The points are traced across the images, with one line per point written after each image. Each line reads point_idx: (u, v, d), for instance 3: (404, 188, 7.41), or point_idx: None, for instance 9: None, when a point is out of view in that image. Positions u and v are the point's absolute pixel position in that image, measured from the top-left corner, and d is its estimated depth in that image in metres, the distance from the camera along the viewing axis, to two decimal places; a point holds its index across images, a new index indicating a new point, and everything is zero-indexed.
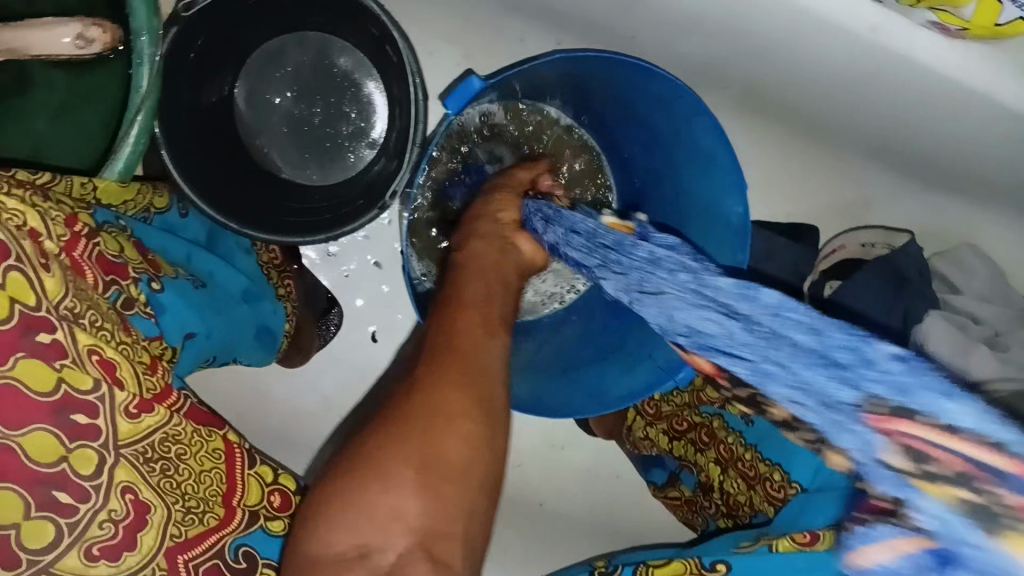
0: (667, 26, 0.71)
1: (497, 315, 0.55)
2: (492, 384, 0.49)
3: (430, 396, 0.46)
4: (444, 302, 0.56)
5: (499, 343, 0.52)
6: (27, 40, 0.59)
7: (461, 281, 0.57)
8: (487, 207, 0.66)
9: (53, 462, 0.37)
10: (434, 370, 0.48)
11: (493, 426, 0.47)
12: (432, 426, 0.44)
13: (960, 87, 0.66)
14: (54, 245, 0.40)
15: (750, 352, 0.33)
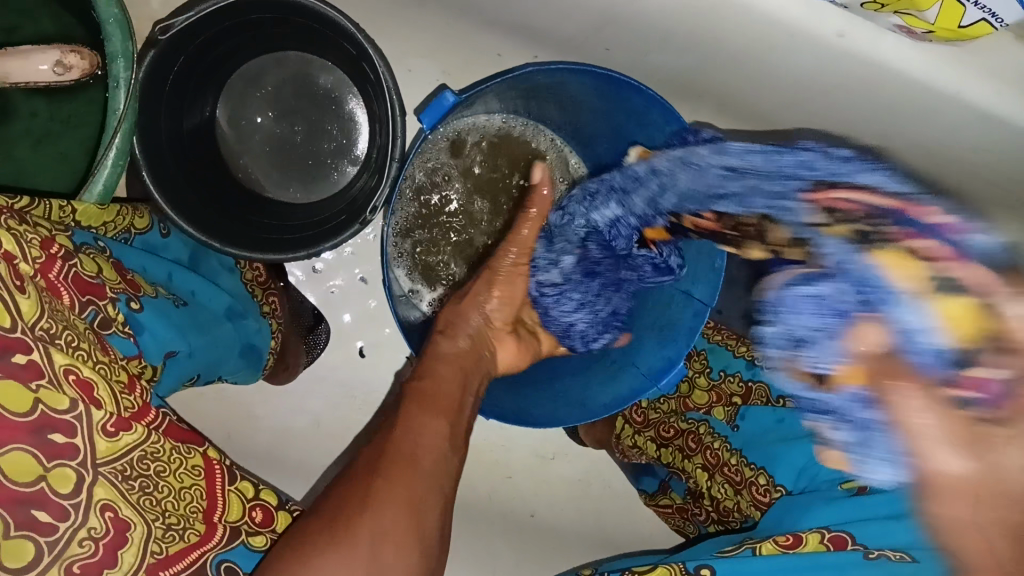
0: (636, 36, 0.72)
1: (461, 424, 0.54)
2: (436, 503, 0.46)
3: (381, 516, 0.41)
4: (415, 390, 0.54)
5: (457, 459, 0.51)
6: (5, 68, 0.59)
7: (437, 375, 0.57)
8: (482, 288, 0.66)
9: (31, 482, 0.37)
10: (390, 479, 0.44)
11: (425, 560, 0.43)
12: (377, 557, 0.40)
13: (931, 92, 0.66)
14: (29, 267, 0.41)
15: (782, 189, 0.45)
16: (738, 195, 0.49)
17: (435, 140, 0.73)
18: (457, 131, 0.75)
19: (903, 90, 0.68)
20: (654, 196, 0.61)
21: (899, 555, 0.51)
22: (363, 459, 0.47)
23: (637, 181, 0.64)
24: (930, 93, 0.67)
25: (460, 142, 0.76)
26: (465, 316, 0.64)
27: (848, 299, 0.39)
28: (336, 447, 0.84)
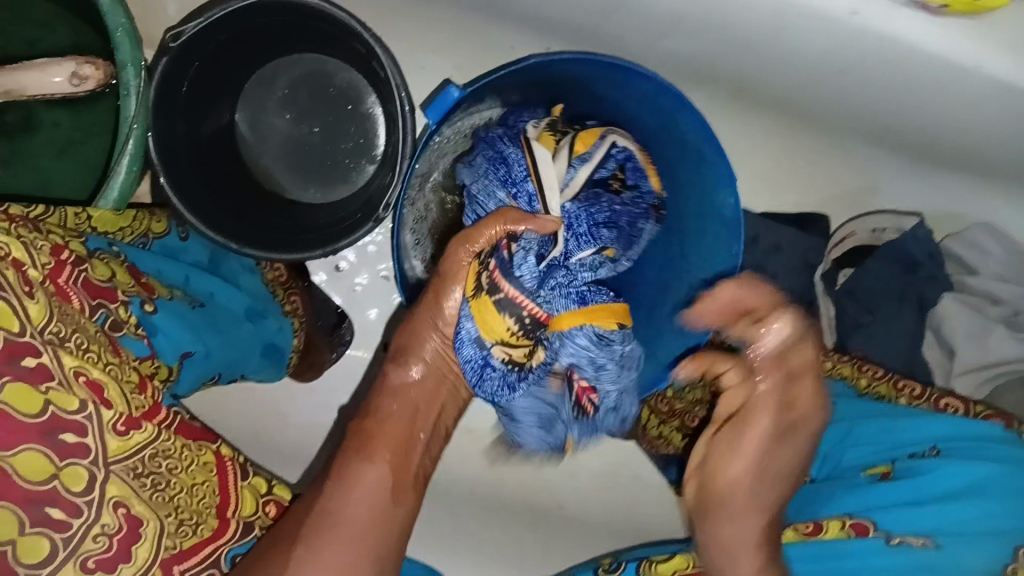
0: (646, 21, 0.71)
1: (411, 470, 0.57)
2: (368, 559, 0.49)
3: None
4: (362, 435, 0.58)
5: (400, 510, 0.54)
6: (20, 81, 0.61)
7: (384, 415, 0.59)
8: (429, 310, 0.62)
9: (45, 479, 0.38)
10: (308, 544, 0.47)
11: None
12: None
13: (950, 65, 0.65)
14: (38, 273, 0.42)
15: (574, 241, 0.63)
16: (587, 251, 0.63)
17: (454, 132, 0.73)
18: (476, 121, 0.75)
19: (922, 66, 0.66)
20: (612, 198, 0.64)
21: (921, 540, 0.51)
22: (293, 517, 0.50)
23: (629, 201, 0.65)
24: (949, 67, 0.65)
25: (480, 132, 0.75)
26: (413, 345, 0.62)
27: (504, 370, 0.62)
28: None
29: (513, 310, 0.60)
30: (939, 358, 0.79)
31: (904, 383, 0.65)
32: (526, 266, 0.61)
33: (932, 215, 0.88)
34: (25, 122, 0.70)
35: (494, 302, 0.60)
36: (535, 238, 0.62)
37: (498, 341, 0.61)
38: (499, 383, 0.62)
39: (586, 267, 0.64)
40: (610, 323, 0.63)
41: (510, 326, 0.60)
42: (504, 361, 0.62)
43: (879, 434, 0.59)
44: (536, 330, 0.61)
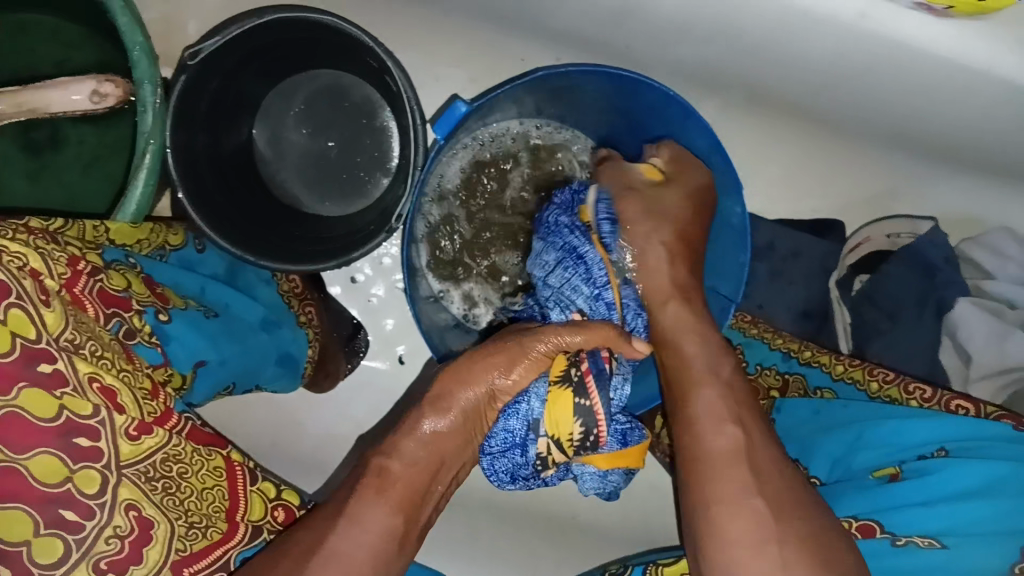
0: (653, 30, 0.72)
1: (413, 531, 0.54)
2: None
3: None
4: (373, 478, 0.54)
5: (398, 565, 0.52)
6: (47, 99, 0.65)
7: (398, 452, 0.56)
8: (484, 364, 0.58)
9: (59, 482, 0.40)
10: None
11: None
12: None
13: (958, 67, 0.65)
14: (54, 282, 0.43)
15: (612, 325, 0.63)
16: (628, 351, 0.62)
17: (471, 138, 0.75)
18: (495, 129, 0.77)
19: (932, 70, 0.66)
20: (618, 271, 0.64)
21: (927, 540, 0.52)
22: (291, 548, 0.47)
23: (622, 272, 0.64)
24: (957, 69, 0.65)
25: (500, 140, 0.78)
26: (455, 393, 0.57)
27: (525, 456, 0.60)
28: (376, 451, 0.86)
29: (590, 421, 0.57)
30: (958, 366, 0.77)
31: (915, 386, 0.64)
32: (618, 388, 0.58)
33: (950, 221, 0.87)
34: (51, 139, 0.72)
35: (574, 403, 0.57)
36: (627, 358, 0.61)
37: (554, 436, 0.58)
38: (508, 470, 0.62)
39: (633, 424, 0.63)
40: (635, 465, 0.63)
41: (574, 431, 0.57)
42: (539, 455, 0.60)
43: (886, 436, 0.59)
44: (585, 449, 0.58)
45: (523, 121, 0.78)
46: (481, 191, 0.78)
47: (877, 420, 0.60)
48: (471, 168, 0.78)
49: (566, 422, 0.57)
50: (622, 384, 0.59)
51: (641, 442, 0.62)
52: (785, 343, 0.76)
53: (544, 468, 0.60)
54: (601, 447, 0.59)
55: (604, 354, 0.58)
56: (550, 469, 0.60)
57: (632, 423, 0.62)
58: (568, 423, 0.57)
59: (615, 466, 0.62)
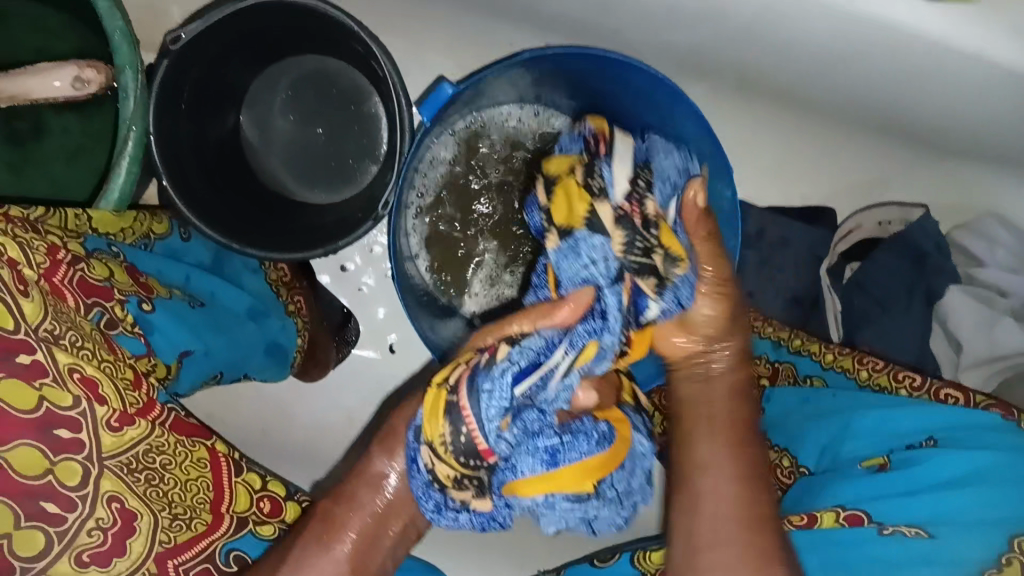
0: (642, 14, 0.71)
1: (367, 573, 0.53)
2: None
3: None
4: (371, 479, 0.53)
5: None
6: (27, 86, 0.65)
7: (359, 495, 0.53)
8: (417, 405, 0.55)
9: (39, 475, 0.39)
10: None
11: None
12: None
13: (950, 50, 0.64)
14: (33, 272, 0.42)
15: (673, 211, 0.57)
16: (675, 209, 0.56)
17: (462, 121, 0.75)
18: (488, 114, 0.77)
19: (923, 55, 0.66)
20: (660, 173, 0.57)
21: (914, 530, 0.51)
22: None
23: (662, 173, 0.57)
24: (949, 54, 0.64)
25: (494, 126, 0.78)
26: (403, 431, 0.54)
27: (438, 492, 0.51)
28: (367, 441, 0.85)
29: (456, 422, 0.48)
30: (948, 355, 0.78)
31: (903, 374, 0.64)
32: (501, 386, 0.47)
33: (941, 208, 0.86)
34: (34, 130, 0.71)
35: (448, 402, 0.49)
36: (539, 340, 0.49)
37: (431, 445, 0.49)
38: (433, 504, 0.52)
39: (582, 431, 0.49)
40: (585, 485, 0.50)
41: (445, 436, 0.48)
42: (430, 470, 0.50)
43: (875, 426, 0.59)
44: (467, 459, 0.48)
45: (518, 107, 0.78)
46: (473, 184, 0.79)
47: (867, 409, 0.61)
48: (467, 151, 0.78)
49: (437, 419, 0.49)
50: (512, 373, 0.47)
51: (584, 457, 0.49)
52: (774, 331, 0.75)
53: (450, 491, 0.50)
54: (486, 458, 0.48)
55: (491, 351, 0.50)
56: (456, 491, 0.50)
57: (570, 436, 0.49)
58: (439, 411, 0.49)
59: (543, 489, 0.49)
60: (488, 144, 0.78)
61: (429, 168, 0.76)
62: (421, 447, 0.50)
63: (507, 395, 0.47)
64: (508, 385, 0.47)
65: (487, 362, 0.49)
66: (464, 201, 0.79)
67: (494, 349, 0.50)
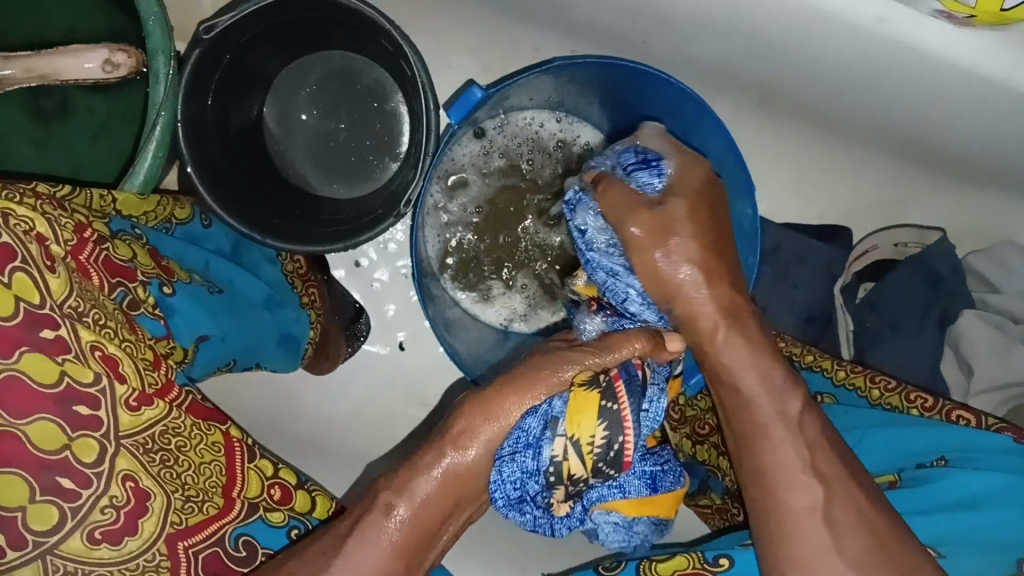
0: (671, 26, 0.72)
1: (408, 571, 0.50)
2: None
3: None
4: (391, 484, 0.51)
5: None
6: (57, 66, 0.67)
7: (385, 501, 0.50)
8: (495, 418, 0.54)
9: (56, 450, 0.39)
10: None
11: None
12: None
13: (977, 76, 0.64)
14: (60, 248, 0.43)
15: (607, 251, 0.62)
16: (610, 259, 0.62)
17: (483, 122, 0.76)
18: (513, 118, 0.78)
19: (950, 79, 0.65)
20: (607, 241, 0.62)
21: (924, 550, 0.52)
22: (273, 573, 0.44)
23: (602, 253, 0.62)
24: (975, 79, 0.64)
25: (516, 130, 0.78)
26: (478, 430, 0.53)
27: (533, 489, 0.53)
28: (371, 435, 0.86)
29: (615, 429, 0.51)
30: (957, 376, 0.78)
31: (915, 394, 0.64)
32: (655, 409, 0.56)
33: (959, 232, 0.86)
34: (60, 107, 0.72)
35: (603, 406, 0.51)
36: (661, 371, 0.59)
37: (571, 438, 0.51)
38: (514, 495, 0.53)
39: (668, 463, 0.60)
40: (665, 512, 0.60)
41: (596, 438, 0.51)
42: (553, 460, 0.51)
43: (888, 442, 0.60)
44: (610, 468, 0.52)
45: (540, 112, 0.78)
46: (493, 192, 0.79)
47: (878, 426, 0.61)
48: (486, 153, 0.78)
49: (591, 419, 0.51)
50: (657, 388, 0.57)
51: (670, 488, 0.59)
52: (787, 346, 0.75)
53: (556, 489, 0.53)
54: (622, 469, 0.53)
55: (637, 367, 0.55)
56: (559, 488, 0.53)
57: (663, 468, 0.59)
58: (594, 414, 0.51)
59: (639, 511, 0.58)
60: (507, 150, 0.79)
61: (447, 168, 0.76)
62: (554, 436, 0.51)
63: (652, 415, 0.56)
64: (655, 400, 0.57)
65: (638, 378, 0.54)
66: (480, 204, 0.79)
67: (637, 364, 0.55)
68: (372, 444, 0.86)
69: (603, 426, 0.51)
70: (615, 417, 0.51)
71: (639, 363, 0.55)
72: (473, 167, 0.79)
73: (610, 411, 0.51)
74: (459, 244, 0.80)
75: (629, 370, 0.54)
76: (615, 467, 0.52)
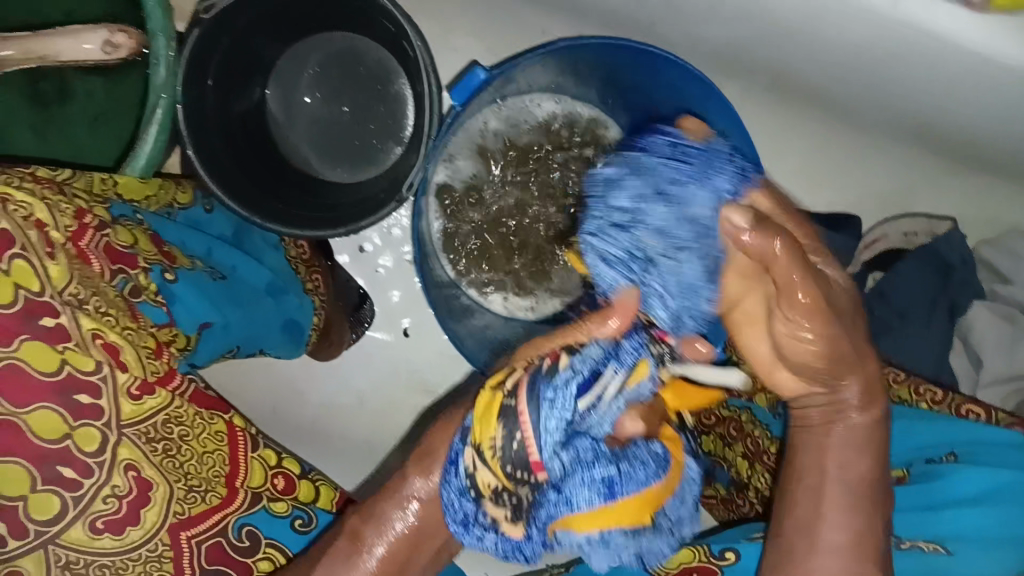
0: (680, 9, 0.70)
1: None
2: None
3: None
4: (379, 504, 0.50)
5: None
6: (57, 47, 0.66)
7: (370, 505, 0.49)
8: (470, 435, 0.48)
9: (57, 439, 0.39)
10: None
11: None
12: None
13: (992, 61, 0.63)
14: (60, 235, 0.42)
15: (676, 193, 0.38)
16: (671, 208, 0.38)
17: (488, 106, 0.75)
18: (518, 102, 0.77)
19: (963, 64, 0.64)
20: (669, 186, 0.38)
21: (932, 546, 0.50)
22: None
23: (674, 190, 0.38)
24: (991, 64, 0.63)
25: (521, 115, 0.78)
26: None
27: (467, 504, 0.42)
28: (374, 421, 0.85)
29: (515, 427, 0.39)
30: (964, 370, 0.78)
31: (923, 388, 0.64)
32: (565, 398, 0.38)
33: (969, 222, 0.85)
34: (59, 91, 0.70)
35: (504, 404, 0.40)
36: (594, 348, 0.39)
37: (478, 447, 0.41)
38: (462, 516, 0.43)
39: (641, 457, 0.39)
40: (644, 518, 0.39)
41: (497, 440, 0.40)
42: (470, 477, 0.41)
43: (896, 437, 0.59)
44: (516, 469, 0.39)
45: (545, 96, 0.78)
46: (497, 178, 0.78)
47: (885, 421, 0.60)
48: (490, 138, 0.78)
49: (490, 426, 0.40)
50: (579, 386, 0.38)
51: (644, 490, 0.39)
52: None
53: (485, 503, 0.41)
54: (536, 472, 0.39)
55: (552, 360, 0.40)
56: (491, 505, 0.41)
57: (635, 461, 0.39)
58: (493, 412, 0.41)
59: (606, 524, 0.39)
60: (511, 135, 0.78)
61: (452, 154, 0.76)
62: (468, 449, 0.42)
63: (575, 414, 0.38)
64: (586, 398, 0.38)
65: (550, 368, 0.39)
66: (485, 190, 0.79)
67: (554, 355, 0.40)
68: (374, 431, 0.85)
69: (501, 429, 0.40)
70: (512, 417, 0.39)
71: (557, 356, 0.40)
72: (478, 153, 0.78)
73: (510, 416, 0.39)
74: (463, 230, 0.79)
75: (545, 362, 0.40)
76: (533, 476, 0.39)
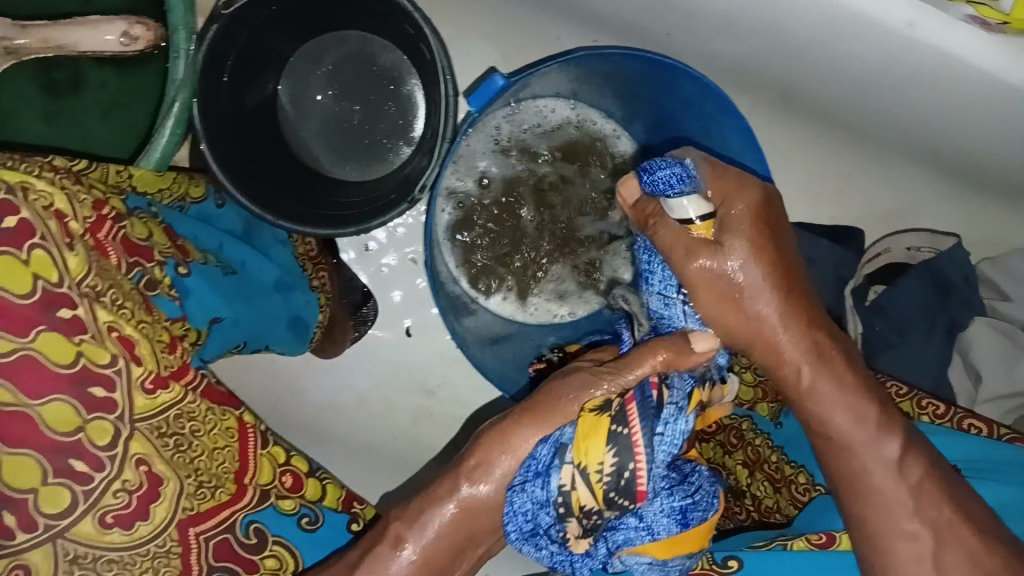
0: (694, 21, 0.71)
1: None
2: None
3: None
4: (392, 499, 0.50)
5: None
6: (75, 37, 0.67)
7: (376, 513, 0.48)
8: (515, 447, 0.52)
9: (70, 431, 0.39)
10: None
11: None
12: None
13: (1005, 86, 0.63)
14: (80, 226, 0.41)
15: None
16: None
17: (501, 111, 0.75)
18: (531, 108, 0.77)
19: (974, 88, 0.65)
20: None
21: None
22: None
23: None
24: (1003, 88, 0.64)
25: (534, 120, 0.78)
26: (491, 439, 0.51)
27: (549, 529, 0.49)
28: (374, 420, 0.85)
29: (626, 455, 0.46)
30: (964, 385, 0.78)
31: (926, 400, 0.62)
32: (671, 429, 0.48)
33: (974, 241, 0.85)
34: (72, 81, 0.70)
35: (612, 431, 0.46)
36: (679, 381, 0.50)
37: (580, 467, 0.47)
38: (530, 528, 0.50)
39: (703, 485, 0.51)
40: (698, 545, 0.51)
41: (606, 464, 0.46)
42: (562, 492, 0.47)
43: None
44: (618, 496, 0.46)
45: (558, 102, 0.78)
46: (508, 183, 0.78)
47: None
48: (503, 142, 0.78)
49: (600, 448, 0.46)
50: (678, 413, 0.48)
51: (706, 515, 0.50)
52: None
53: (569, 522, 0.48)
54: (637, 500, 0.46)
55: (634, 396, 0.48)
56: (572, 523, 0.48)
57: (698, 495, 0.50)
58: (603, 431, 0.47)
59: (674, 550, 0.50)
60: (523, 140, 0.78)
61: (463, 158, 0.76)
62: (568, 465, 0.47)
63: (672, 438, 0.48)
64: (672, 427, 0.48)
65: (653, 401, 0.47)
66: (494, 194, 0.78)
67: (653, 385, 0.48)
68: (374, 431, 0.85)
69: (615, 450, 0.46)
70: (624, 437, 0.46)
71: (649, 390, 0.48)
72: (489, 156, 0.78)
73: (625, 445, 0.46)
74: (472, 235, 0.79)
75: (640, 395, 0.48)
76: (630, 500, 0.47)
